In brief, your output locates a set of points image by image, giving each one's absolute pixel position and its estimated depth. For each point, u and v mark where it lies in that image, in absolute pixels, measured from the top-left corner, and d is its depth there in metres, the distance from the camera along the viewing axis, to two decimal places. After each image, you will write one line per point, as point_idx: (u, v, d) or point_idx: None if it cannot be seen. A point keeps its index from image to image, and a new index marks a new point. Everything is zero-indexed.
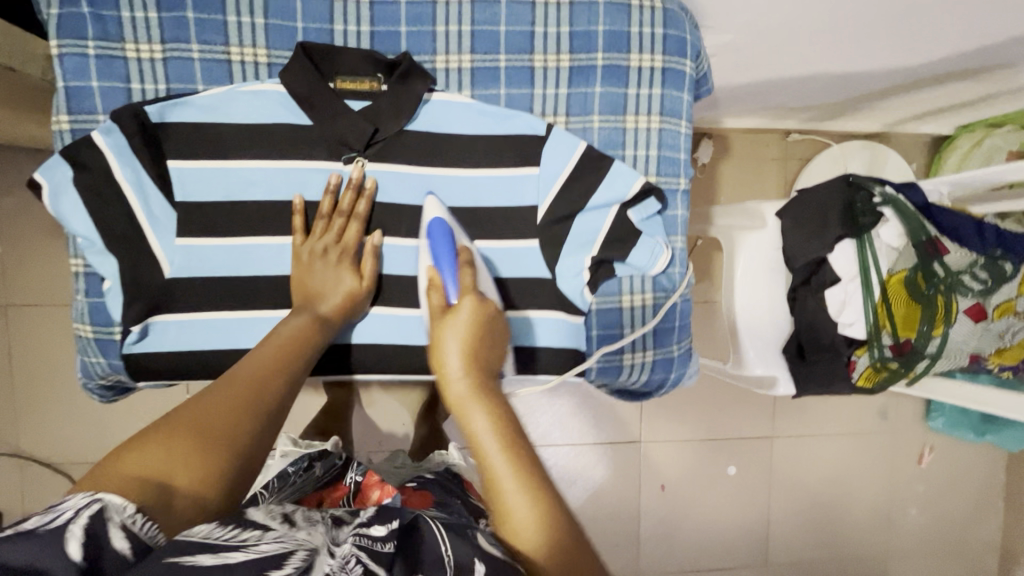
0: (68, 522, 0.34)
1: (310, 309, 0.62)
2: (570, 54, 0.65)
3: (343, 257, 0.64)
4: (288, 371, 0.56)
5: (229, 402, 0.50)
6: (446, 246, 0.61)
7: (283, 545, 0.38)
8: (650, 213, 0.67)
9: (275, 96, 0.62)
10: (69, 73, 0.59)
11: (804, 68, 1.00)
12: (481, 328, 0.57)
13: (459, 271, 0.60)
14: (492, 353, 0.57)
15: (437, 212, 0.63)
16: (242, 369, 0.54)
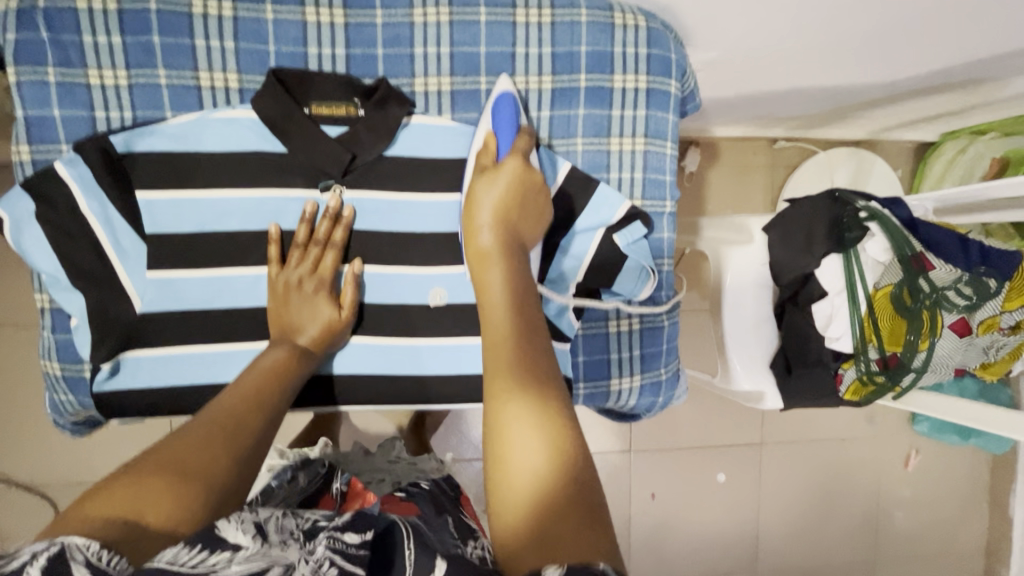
0: (22, 572, 0.31)
1: (291, 340, 0.60)
2: (552, 75, 0.64)
3: (320, 286, 0.61)
4: (264, 404, 0.54)
5: (207, 437, 0.47)
6: (508, 116, 0.60)
7: (254, 562, 0.35)
8: (637, 238, 0.65)
9: (247, 122, 0.60)
10: (28, 102, 0.56)
11: (794, 81, 0.99)
12: (520, 189, 0.59)
13: (516, 137, 0.60)
14: (524, 220, 0.60)
15: (509, 85, 0.62)
16: (222, 402, 0.52)
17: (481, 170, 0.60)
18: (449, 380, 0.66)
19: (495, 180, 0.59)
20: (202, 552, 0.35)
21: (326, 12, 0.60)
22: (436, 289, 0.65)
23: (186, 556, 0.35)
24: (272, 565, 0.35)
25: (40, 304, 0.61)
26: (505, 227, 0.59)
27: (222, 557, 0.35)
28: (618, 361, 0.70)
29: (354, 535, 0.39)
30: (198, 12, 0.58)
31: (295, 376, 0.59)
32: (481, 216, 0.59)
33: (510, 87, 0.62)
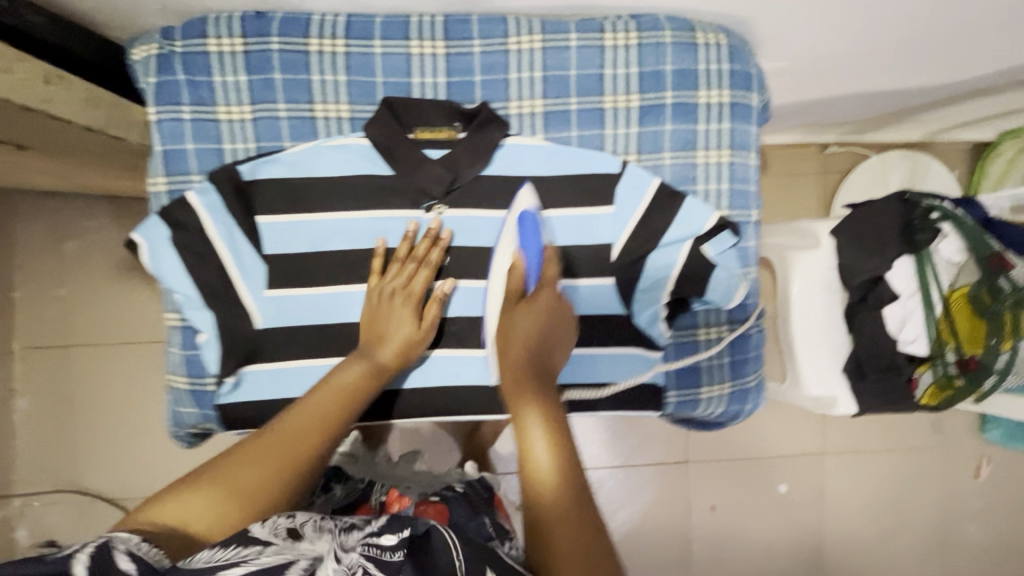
0: (74, 554, 0.40)
1: (371, 355, 0.62)
2: (639, 94, 0.67)
3: (408, 299, 0.63)
4: (330, 430, 0.56)
5: (265, 461, 0.52)
6: (534, 240, 0.62)
7: (282, 554, 0.43)
8: (726, 247, 0.67)
9: (359, 148, 0.64)
10: (166, 137, 0.62)
11: (855, 86, 1.00)
12: (555, 323, 0.62)
13: (544, 266, 0.63)
14: (558, 350, 0.62)
15: (530, 203, 0.64)
16: (292, 418, 0.56)
17: (513, 296, 0.63)
18: None
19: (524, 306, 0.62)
20: (238, 549, 0.43)
21: (427, 45, 0.64)
22: None
23: (221, 552, 0.43)
24: (296, 558, 0.43)
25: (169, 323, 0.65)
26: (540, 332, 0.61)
27: (252, 549, 0.43)
28: (709, 368, 0.71)
29: (389, 538, 0.44)
30: (314, 50, 0.63)
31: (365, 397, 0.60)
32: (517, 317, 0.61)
33: (532, 203, 0.64)
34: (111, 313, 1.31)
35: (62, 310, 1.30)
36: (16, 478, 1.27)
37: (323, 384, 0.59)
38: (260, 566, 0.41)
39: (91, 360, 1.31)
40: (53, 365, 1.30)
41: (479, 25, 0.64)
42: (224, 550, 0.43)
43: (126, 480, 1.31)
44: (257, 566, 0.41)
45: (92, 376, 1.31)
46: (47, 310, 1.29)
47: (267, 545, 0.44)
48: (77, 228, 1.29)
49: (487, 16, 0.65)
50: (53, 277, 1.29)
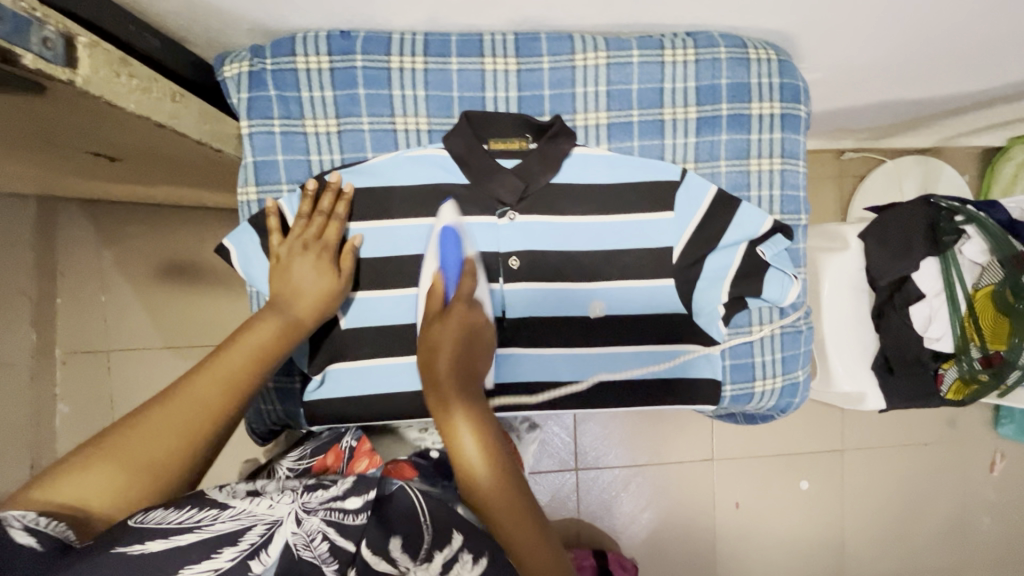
0: None
1: (285, 315, 0.61)
2: (697, 106, 0.71)
3: (321, 255, 0.64)
4: (242, 392, 0.54)
5: (171, 426, 0.48)
6: (453, 255, 0.65)
7: (238, 519, 0.42)
8: (780, 249, 0.71)
9: (438, 159, 0.68)
10: (258, 149, 0.66)
11: (881, 95, 1.05)
12: (472, 333, 0.64)
13: (461, 280, 0.64)
14: (476, 359, 0.63)
15: (452, 218, 0.67)
16: (196, 382, 0.52)
17: (432, 313, 0.64)
18: (612, 383, 0.72)
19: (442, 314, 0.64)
20: (192, 510, 0.42)
21: (500, 60, 0.68)
22: (595, 302, 0.71)
23: (173, 514, 0.41)
24: (254, 523, 0.42)
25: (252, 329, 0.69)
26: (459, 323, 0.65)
27: (207, 514, 0.42)
28: (763, 364, 0.74)
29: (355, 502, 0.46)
30: (396, 66, 0.66)
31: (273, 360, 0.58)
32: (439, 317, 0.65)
33: (453, 218, 0.67)
34: (151, 317, 1.35)
35: (105, 316, 1.32)
36: None
37: (229, 344, 0.57)
38: (214, 533, 0.40)
39: (133, 365, 1.33)
40: (92, 370, 1.30)
41: (548, 43, 0.68)
42: (176, 511, 0.42)
43: None
44: (212, 532, 0.40)
45: (130, 380, 1.33)
46: (89, 318, 1.30)
47: (224, 508, 0.43)
48: (121, 234, 1.32)
49: (555, 34, 0.69)
50: (92, 283, 1.31)
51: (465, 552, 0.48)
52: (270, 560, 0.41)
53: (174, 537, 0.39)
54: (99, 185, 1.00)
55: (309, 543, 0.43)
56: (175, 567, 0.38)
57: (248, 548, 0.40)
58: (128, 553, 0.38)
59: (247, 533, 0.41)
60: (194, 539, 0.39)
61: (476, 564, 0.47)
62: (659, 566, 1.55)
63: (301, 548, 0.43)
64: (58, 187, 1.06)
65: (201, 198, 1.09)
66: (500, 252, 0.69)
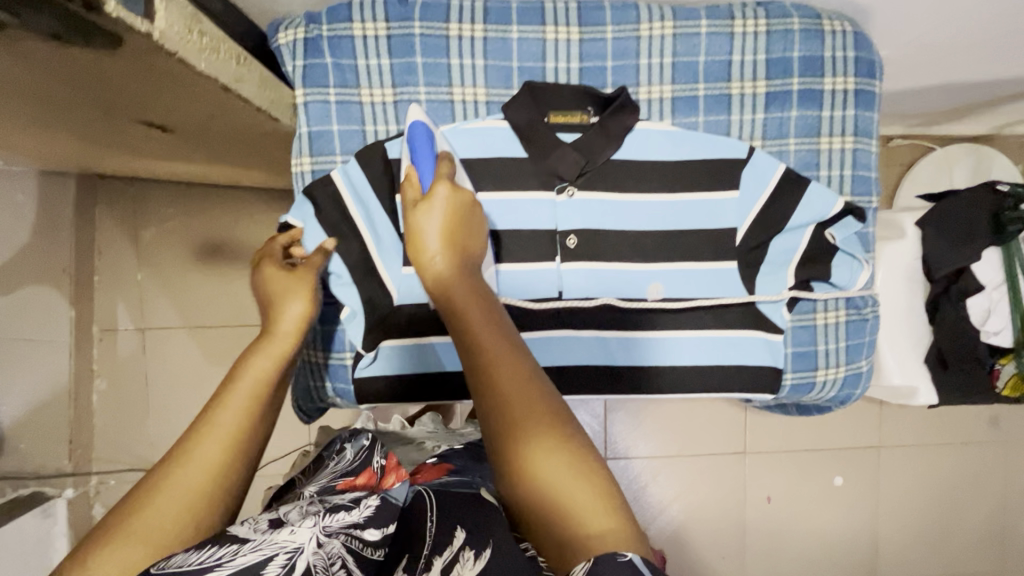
0: None
1: (277, 336, 0.55)
2: (767, 80, 0.68)
3: (303, 274, 0.60)
4: (251, 441, 0.49)
5: (176, 495, 0.44)
6: (426, 146, 0.59)
7: (259, 551, 0.43)
8: (851, 232, 0.68)
9: (497, 131, 0.66)
10: (313, 119, 0.64)
11: (948, 76, 1.00)
12: (461, 214, 0.56)
13: (438, 163, 0.58)
14: (471, 236, 0.56)
15: (418, 116, 0.61)
16: (208, 430, 0.48)
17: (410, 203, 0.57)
18: (668, 370, 0.70)
19: (428, 208, 0.55)
20: (213, 548, 0.42)
21: (563, 29, 0.65)
22: (654, 284, 0.68)
23: (194, 556, 0.41)
24: (275, 553, 0.43)
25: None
26: (453, 248, 0.54)
27: (228, 550, 0.42)
28: (827, 351, 0.71)
29: (372, 532, 0.49)
30: (454, 34, 0.64)
31: (278, 392, 0.53)
32: (429, 242, 0.53)
33: (419, 116, 0.61)
34: (182, 295, 1.34)
35: (142, 292, 1.33)
36: (96, 455, 1.31)
37: (229, 381, 0.51)
38: (236, 568, 0.41)
39: (168, 343, 1.34)
40: (130, 347, 1.34)
41: (612, 12, 0.66)
42: (197, 553, 0.41)
43: None
44: (234, 569, 0.41)
45: (165, 358, 1.34)
46: (126, 293, 1.33)
47: (244, 542, 0.44)
48: (156, 212, 1.32)
49: (618, 2, 0.66)
50: (128, 261, 1.32)
51: (466, 551, 0.47)
52: None
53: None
54: (137, 161, 0.98)
55: (327, 568, 0.44)
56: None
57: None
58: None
59: (268, 566, 0.42)
60: None
61: (479, 558, 0.47)
62: (688, 558, 1.54)
63: (321, 572, 0.43)
64: (97, 162, 1.05)
65: (237, 175, 1.07)
66: (558, 229, 0.67)
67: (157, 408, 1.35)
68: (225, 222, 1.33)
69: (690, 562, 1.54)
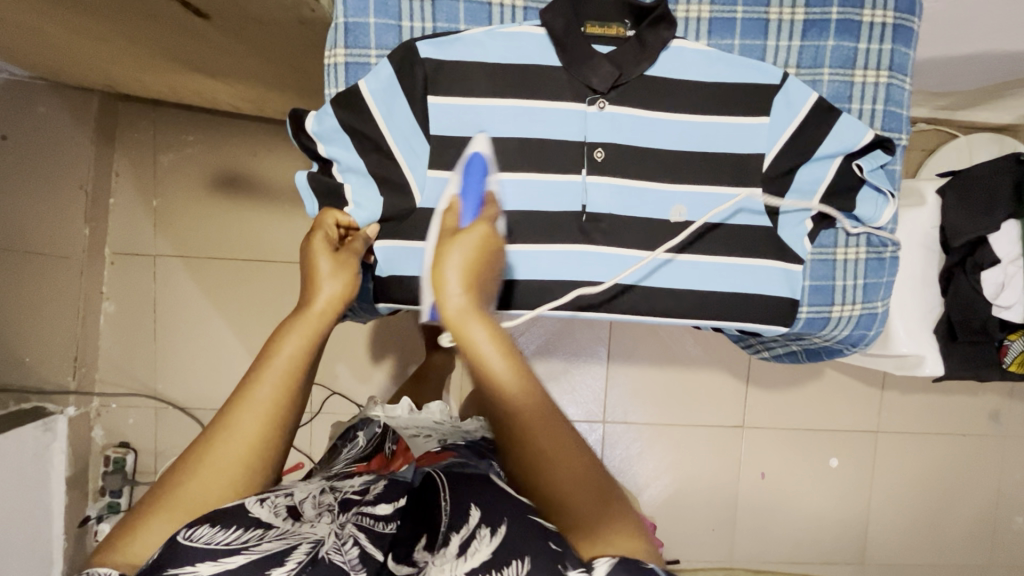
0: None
1: (307, 317, 0.55)
2: (806, 7, 0.67)
3: (342, 258, 0.60)
4: (281, 421, 0.51)
5: (217, 470, 0.49)
6: (477, 182, 0.58)
7: (284, 541, 0.48)
8: (877, 166, 0.68)
9: (533, 37, 0.66)
10: (350, 9, 0.64)
11: (982, 46, 0.99)
12: (489, 252, 0.54)
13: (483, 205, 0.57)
14: (489, 279, 0.54)
15: (480, 147, 0.62)
16: (238, 410, 0.51)
17: (446, 232, 0.55)
18: (682, 296, 0.69)
19: (459, 240, 0.52)
20: (238, 530, 0.46)
21: None
22: (676, 206, 0.68)
23: (221, 534, 0.45)
24: (298, 542, 0.48)
25: (315, 186, 0.67)
26: (475, 290, 0.51)
27: (254, 534, 0.47)
28: (845, 288, 0.71)
29: (380, 516, 0.57)
30: None
31: (308, 373, 0.54)
32: (451, 281, 0.50)
33: (481, 148, 0.62)
34: (190, 226, 1.32)
35: (154, 220, 1.32)
36: (100, 377, 1.33)
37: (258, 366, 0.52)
38: (262, 553, 0.46)
39: (175, 272, 1.33)
40: (135, 273, 1.33)
41: None
42: (225, 533, 0.46)
43: (197, 390, 1.35)
44: (260, 553, 0.45)
45: (169, 289, 1.34)
46: (137, 219, 1.32)
47: (270, 528, 0.49)
48: (176, 140, 1.31)
49: None
50: (144, 187, 1.32)
51: (481, 529, 0.51)
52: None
53: (224, 560, 0.44)
54: (162, 71, 0.98)
55: (341, 548, 0.50)
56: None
57: (295, 566, 0.45)
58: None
59: (293, 554, 0.46)
60: (241, 562, 0.44)
61: (495, 535, 0.50)
62: (677, 527, 1.54)
63: (334, 552, 0.49)
64: (121, 73, 1.04)
65: (261, 99, 1.08)
66: (586, 141, 0.67)
67: (158, 337, 1.34)
68: (244, 155, 1.32)
69: (680, 531, 1.54)
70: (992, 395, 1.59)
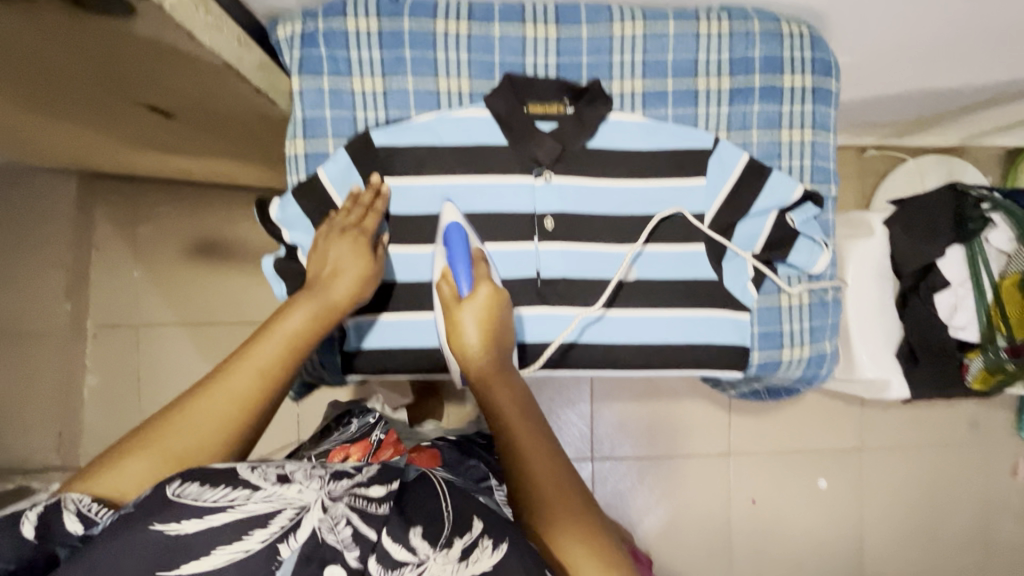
0: (24, 517, 0.41)
1: (322, 299, 0.63)
2: (730, 77, 0.73)
3: (358, 240, 0.66)
4: (279, 379, 0.56)
5: (205, 415, 0.51)
6: (462, 248, 0.65)
7: (271, 502, 0.43)
8: (810, 217, 0.73)
9: (479, 120, 0.70)
10: (308, 105, 0.69)
11: (910, 85, 1.05)
12: (492, 313, 0.63)
13: (476, 265, 0.66)
14: (499, 331, 0.64)
15: (453, 217, 0.68)
16: (239, 365, 0.55)
17: (445, 298, 0.64)
18: (640, 348, 0.72)
19: (466, 305, 0.63)
20: (227, 489, 0.43)
21: (540, 27, 0.71)
22: (626, 265, 0.72)
23: (210, 492, 0.43)
24: (285, 507, 0.43)
25: (281, 270, 0.70)
26: (485, 340, 0.62)
27: (241, 494, 0.43)
28: (792, 330, 0.75)
29: (379, 489, 0.46)
30: (440, 30, 0.70)
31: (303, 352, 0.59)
32: (466, 331, 0.62)
33: (455, 217, 0.68)
34: (174, 293, 1.35)
35: (138, 289, 1.34)
36: (85, 450, 1.33)
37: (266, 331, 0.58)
38: (247, 513, 0.42)
39: (158, 339, 1.35)
40: (122, 342, 1.34)
41: (586, 11, 0.71)
42: (213, 488, 0.43)
43: None
44: (245, 513, 0.42)
45: (154, 354, 1.35)
46: (119, 289, 1.34)
47: (256, 488, 0.44)
48: (157, 210, 1.34)
49: (592, 5, 0.71)
50: (127, 256, 1.35)
51: (485, 538, 0.45)
52: (296, 546, 0.41)
53: (209, 517, 0.41)
54: (136, 153, 1.02)
55: (333, 527, 0.43)
56: (205, 549, 0.40)
57: (278, 532, 0.41)
58: (163, 531, 0.40)
59: (278, 517, 0.42)
60: (228, 519, 0.41)
61: (496, 550, 0.45)
62: (672, 559, 1.54)
63: (326, 532, 0.42)
64: (99, 157, 1.09)
65: (236, 172, 1.12)
66: (536, 211, 0.71)
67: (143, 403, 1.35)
68: (222, 221, 1.35)
69: (676, 562, 1.54)
70: (968, 406, 1.62)
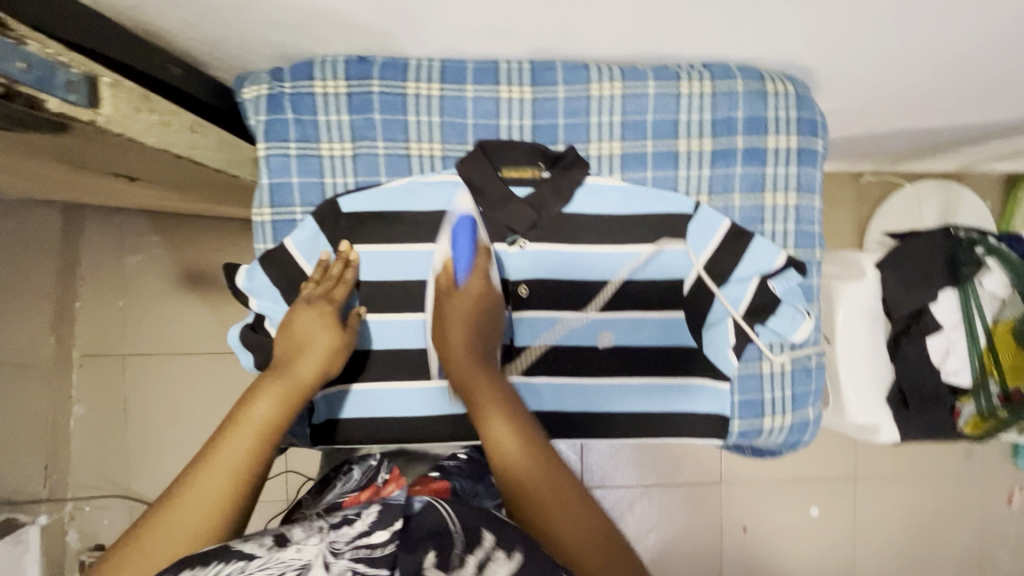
0: None
1: (286, 381, 0.61)
2: (712, 138, 0.71)
3: (325, 312, 0.64)
4: (248, 474, 0.54)
5: (176, 523, 0.49)
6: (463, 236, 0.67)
7: (268, 570, 0.40)
8: (792, 284, 0.70)
9: (451, 186, 0.68)
10: (274, 171, 0.67)
11: (904, 124, 1.02)
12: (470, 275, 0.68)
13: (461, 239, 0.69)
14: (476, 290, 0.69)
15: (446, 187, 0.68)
16: (208, 468, 0.53)
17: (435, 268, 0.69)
18: (617, 416, 0.72)
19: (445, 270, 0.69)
20: (217, 567, 0.41)
21: (515, 89, 0.68)
22: (604, 332, 0.72)
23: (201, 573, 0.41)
24: (282, 570, 0.40)
25: (247, 343, 0.68)
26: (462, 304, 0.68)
27: (234, 567, 0.41)
28: (774, 398, 0.74)
29: (382, 534, 0.44)
30: (411, 92, 0.67)
31: (273, 440, 0.58)
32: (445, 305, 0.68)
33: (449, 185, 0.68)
34: (157, 324, 1.32)
35: (122, 321, 1.31)
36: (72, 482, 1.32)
37: (230, 426, 0.57)
38: None
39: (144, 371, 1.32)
40: (107, 375, 1.31)
41: (563, 72, 0.68)
42: (204, 570, 0.41)
43: None
44: None
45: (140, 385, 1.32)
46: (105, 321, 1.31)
47: (251, 559, 0.42)
48: (140, 241, 1.32)
49: (570, 63, 0.68)
50: (111, 287, 1.31)
51: (497, 551, 0.44)
52: None
53: None
54: (112, 195, 1.00)
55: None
56: None
57: None
58: None
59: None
60: None
61: (510, 559, 0.43)
62: None
63: None
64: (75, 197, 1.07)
65: (215, 209, 1.10)
66: (511, 278, 0.71)
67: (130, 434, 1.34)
68: (205, 252, 1.33)
69: None
70: None
